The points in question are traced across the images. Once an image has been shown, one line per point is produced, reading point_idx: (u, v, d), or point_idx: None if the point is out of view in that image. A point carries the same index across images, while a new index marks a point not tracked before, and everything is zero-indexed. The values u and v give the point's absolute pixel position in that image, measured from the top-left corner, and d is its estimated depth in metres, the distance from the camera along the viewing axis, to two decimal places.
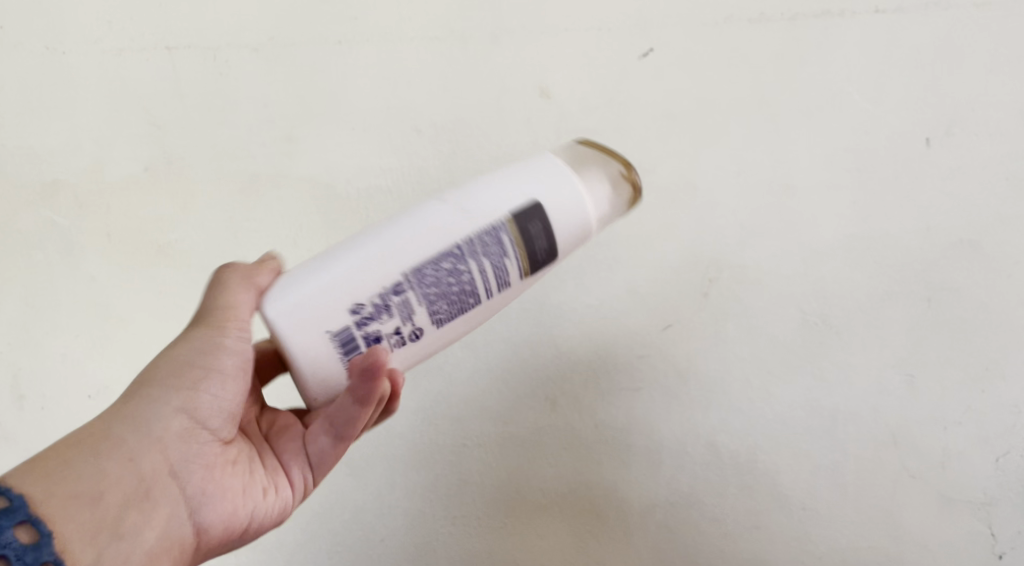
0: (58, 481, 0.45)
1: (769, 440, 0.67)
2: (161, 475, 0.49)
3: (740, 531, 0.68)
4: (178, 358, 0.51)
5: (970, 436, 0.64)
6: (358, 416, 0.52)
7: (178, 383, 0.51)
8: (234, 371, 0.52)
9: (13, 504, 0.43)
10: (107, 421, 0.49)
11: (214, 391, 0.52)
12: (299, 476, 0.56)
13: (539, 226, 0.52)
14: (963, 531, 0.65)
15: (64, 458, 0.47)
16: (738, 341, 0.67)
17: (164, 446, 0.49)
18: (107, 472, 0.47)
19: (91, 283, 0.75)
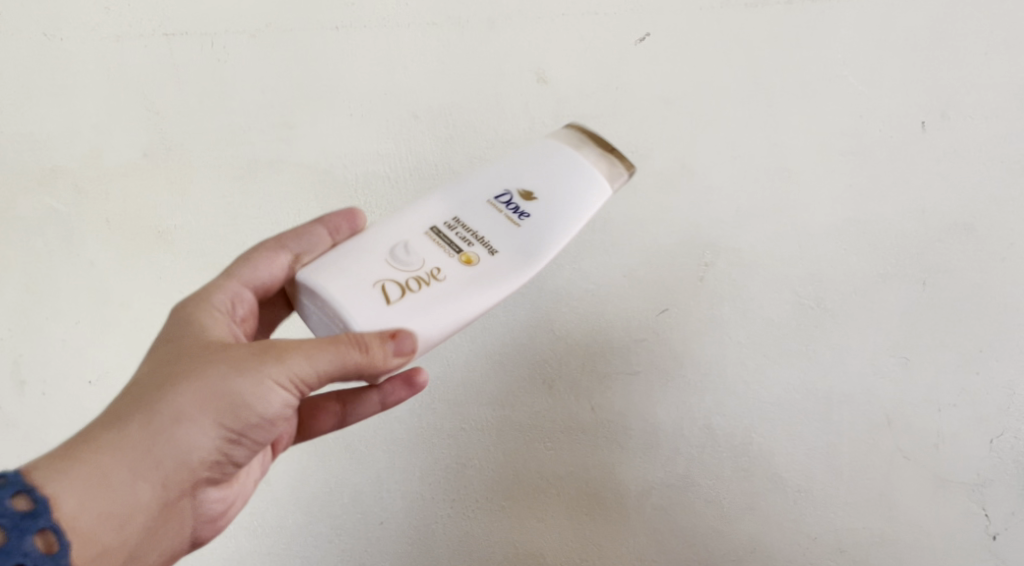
0: (88, 497, 0.46)
1: (764, 422, 0.67)
2: (181, 497, 0.51)
3: (736, 513, 0.68)
4: (241, 397, 0.49)
5: (965, 417, 0.64)
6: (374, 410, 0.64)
7: (229, 420, 0.49)
8: (280, 419, 0.52)
9: (38, 509, 0.43)
10: (147, 442, 0.48)
11: (260, 432, 0.52)
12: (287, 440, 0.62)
13: None
14: (957, 513, 0.65)
15: (97, 469, 0.46)
16: (734, 324, 0.67)
17: (192, 474, 0.51)
18: (138, 495, 0.48)
19: (91, 269, 0.76)
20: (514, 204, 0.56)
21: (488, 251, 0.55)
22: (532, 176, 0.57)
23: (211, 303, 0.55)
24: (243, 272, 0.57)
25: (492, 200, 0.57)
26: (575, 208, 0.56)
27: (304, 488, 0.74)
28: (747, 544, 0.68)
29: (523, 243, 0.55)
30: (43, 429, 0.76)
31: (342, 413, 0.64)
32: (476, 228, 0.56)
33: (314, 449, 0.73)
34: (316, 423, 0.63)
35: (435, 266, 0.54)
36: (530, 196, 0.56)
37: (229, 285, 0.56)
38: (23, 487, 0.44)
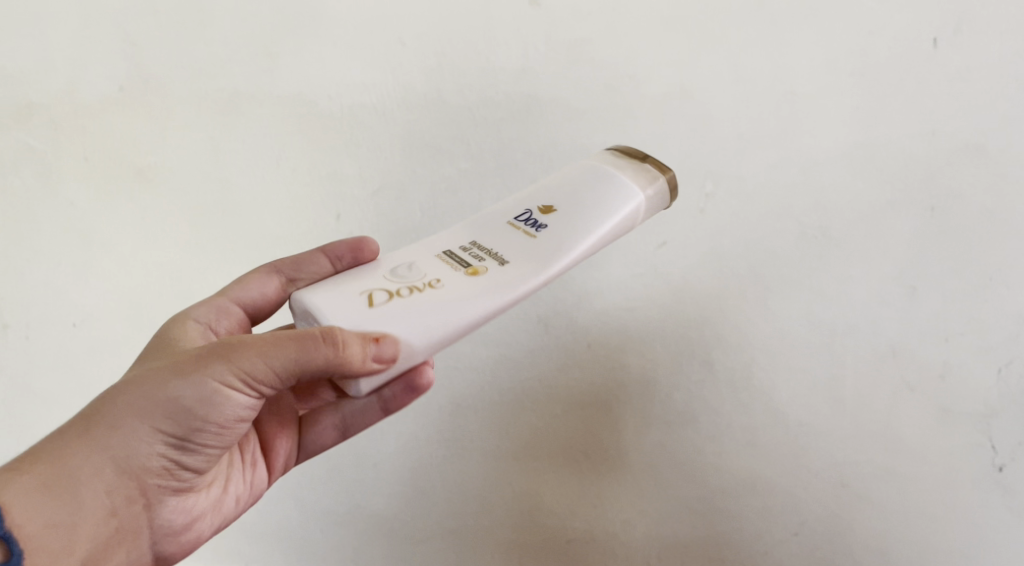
0: (35, 504, 0.47)
1: (765, 356, 0.65)
2: (133, 507, 0.51)
3: (735, 449, 0.67)
4: (179, 401, 0.49)
5: (972, 347, 0.62)
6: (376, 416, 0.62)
7: (172, 424, 0.49)
8: (236, 421, 0.51)
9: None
10: (94, 444, 0.49)
11: (208, 438, 0.51)
12: (283, 462, 0.62)
13: None
14: (962, 443, 0.63)
15: (43, 474, 0.47)
16: (735, 257, 0.65)
17: (141, 482, 0.51)
18: (83, 502, 0.49)
19: (71, 209, 0.73)
20: (532, 219, 0.55)
21: (497, 264, 0.53)
22: (558, 195, 0.56)
23: (192, 317, 0.59)
24: (235, 291, 0.61)
25: (513, 220, 0.55)
26: (590, 220, 0.54)
27: None
28: (746, 479, 0.67)
29: (530, 255, 0.53)
30: (32, 372, 0.76)
31: (341, 425, 0.63)
32: (492, 246, 0.54)
33: None
34: (314, 430, 0.63)
35: (434, 276, 0.53)
36: (548, 211, 0.55)
37: (219, 300, 0.60)
38: None
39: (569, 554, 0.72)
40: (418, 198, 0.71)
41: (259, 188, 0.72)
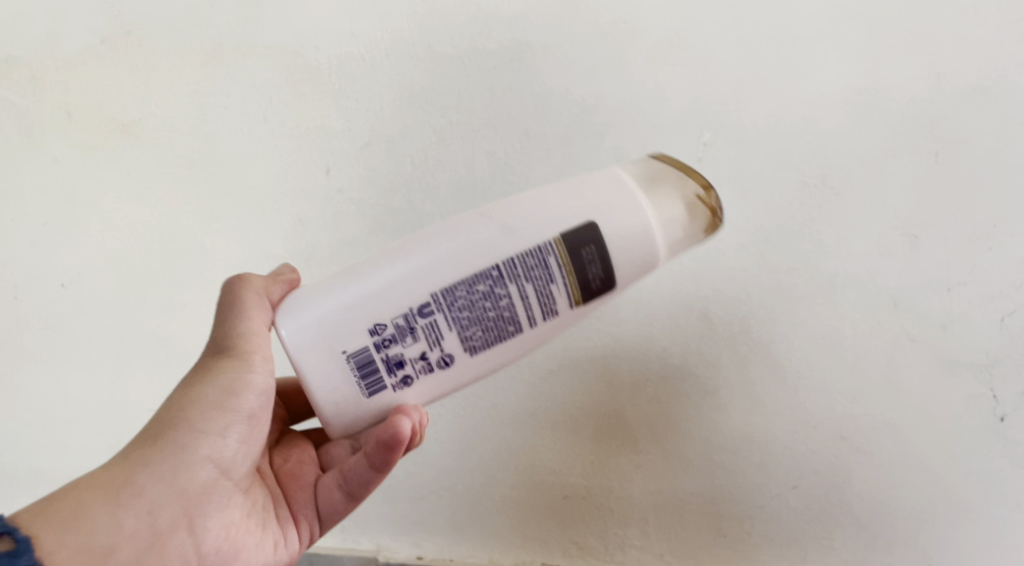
0: (70, 530, 0.47)
1: (763, 308, 0.64)
2: (176, 530, 0.50)
3: (734, 404, 0.65)
4: (206, 397, 0.51)
5: (974, 296, 0.61)
6: (373, 477, 0.56)
7: (202, 423, 0.51)
8: (255, 406, 0.53)
9: (18, 548, 0.45)
10: (126, 466, 0.49)
11: (236, 435, 0.53)
12: (308, 525, 0.58)
13: (591, 251, 0.52)
14: (964, 394, 0.62)
15: (79, 503, 0.48)
16: (733, 208, 0.64)
17: (184, 498, 0.50)
18: (122, 523, 0.48)
19: (55, 166, 0.72)
20: None
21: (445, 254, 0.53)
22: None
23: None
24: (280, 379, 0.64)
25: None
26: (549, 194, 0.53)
27: None
28: (744, 434, 0.66)
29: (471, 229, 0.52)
30: (19, 335, 0.75)
31: (347, 486, 0.57)
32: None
33: None
34: (322, 493, 0.58)
35: None
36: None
37: None
38: (6, 528, 0.45)
39: (561, 509, 0.70)
40: (408, 150, 0.69)
41: (245, 144, 0.70)
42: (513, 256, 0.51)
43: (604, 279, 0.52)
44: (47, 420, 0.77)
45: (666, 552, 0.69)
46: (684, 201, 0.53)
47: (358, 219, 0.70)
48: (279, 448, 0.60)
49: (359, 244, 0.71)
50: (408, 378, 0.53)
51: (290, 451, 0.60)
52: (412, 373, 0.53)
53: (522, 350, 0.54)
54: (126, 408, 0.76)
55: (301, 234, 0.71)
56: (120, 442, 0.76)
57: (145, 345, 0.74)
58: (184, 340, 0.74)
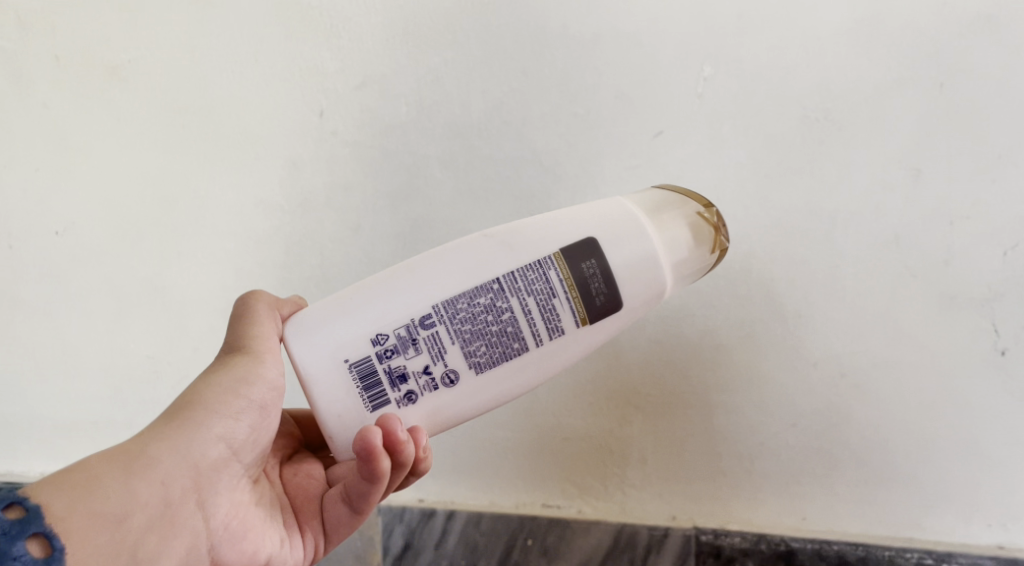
0: (82, 497, 0.45)
1: (763, 247, 0.64)
2: (187, 503, 0.49)
3: (734, 343, 0.65)
4: (221, 382, 0.52)
5: (977, 229, 0.60)
6: (366, 491, 0.53)
7: (217, 406, 0.51)
8: (269, 398, 0.54)
9: (28, 516, 0.44)
10: (140, 440, 0.49)
11: (249, 420, 0.53)
12: (311, 537, 0.57)
13: (593, 265, 0.53)
14: (965, 329, 0.61)
15: (90, 472, 0.47)
16: (733, 145, 0.63)
17: (197, 474, 0.50)
18: (136, 492, 0.47)
19: (44, 112, 0.71)
20: None
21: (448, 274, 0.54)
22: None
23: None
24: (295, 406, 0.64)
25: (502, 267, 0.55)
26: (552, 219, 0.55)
27: None
28: (745, 374, 0.65)
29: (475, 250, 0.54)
30: (14, 285, 0.75)
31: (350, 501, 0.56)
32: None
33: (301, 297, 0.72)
34: (328, 507, 0.57)
35: None
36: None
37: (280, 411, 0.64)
38: (15, 497, 0.44)
39: (560, 452, 0.70)
40: (403, 90, 0.67)
41: (236, 86, 0.69)
42: (515, 270, 0.53)
43: (609, 296, 0.54)
44: (45, 369, 0.76)
45: (666, 492, 0.68)
46: (686, 222, 0.56)
47: (353, 162, 0.69)
48: (289, 461, 0.59)
49: (354, 189, 0.69)
50: (412, 394, 0.53)
51: (301, 464, 0.59)
52: (416, 389, 0.53)
53: (527, 372, 0.54)
54: (125, 357, 0.75)
55: (295, 179, 0.70)
56: (120, 390, 0.76)
57: (141, 294, 0.74)
58: (181, 288, 0.73)
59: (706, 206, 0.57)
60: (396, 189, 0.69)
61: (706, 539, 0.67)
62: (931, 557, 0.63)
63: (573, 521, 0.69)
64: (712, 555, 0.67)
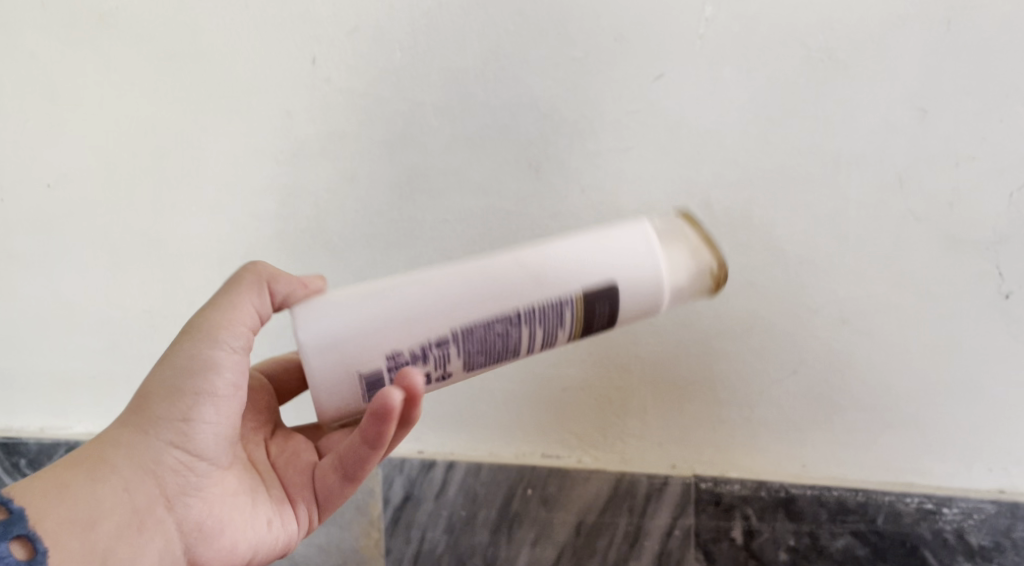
0: (52, 503, 0.49)
1: (765, 192, 0.63)
2: (155, 508, 0.52)
3: (735, 290, 0.64)
4: (171, 379, 0.52)
5: (984, 171, 0.59)
6: (364, 455, 0.55)
7: (168, 407, 0.52)
8: (227, 389, 0.53)
9: (12, 517, 0.48)
10: (105, 446, 0.52)
11: (206, 415, 0.53)
12: (304, 508, 0.58)
13: (604, 307, 0.54)
14: (968, 273, 0.61)
15: (61, 481, 0.50)
16: (735, 87, 0.62)
17: (157, 477, 0.52)
18: (102, 499, 0.50)
19: (32, 62, 0.70)
20: None
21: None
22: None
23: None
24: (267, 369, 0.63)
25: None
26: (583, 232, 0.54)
27: None
28: (745, 322, 0.65)
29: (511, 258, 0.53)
30: (10, 239, 0.75)
31: (343, 468, 0.57)
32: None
33: (296, 249, 0.72)
34: (320, 475, 0.58)
35: None
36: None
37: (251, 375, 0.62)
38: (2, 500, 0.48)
39: (560, 402, 0.69)
40: (397, 35, 0.65)
41: (226, 33, 0.67)
42: (536, 305, 0.52)
43: (608, 325, 0.54)
44: (44, 324, 0.77)
45: (666, 441, 0.68)
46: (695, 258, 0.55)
47: (347, 110, 0.68)
48: (274, 434, 0.60)
49: (349, 139, 0.68)
50: None
51: (286, 438, 0.60)
52: None
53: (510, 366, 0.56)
54: (121, 313, 0.75)
55: (288, 129, 0.69)
56: (117, 344, 0.76)
57: (135, 248, 0.73)
58: (175, 241, 0.73)
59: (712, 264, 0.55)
60: (390, 137, 0.68)
61: (705, 487, 0.67)
62: (931, 501, 0.63)
63: (573, 471, 0.69)
64: (711, 502, 0.67)
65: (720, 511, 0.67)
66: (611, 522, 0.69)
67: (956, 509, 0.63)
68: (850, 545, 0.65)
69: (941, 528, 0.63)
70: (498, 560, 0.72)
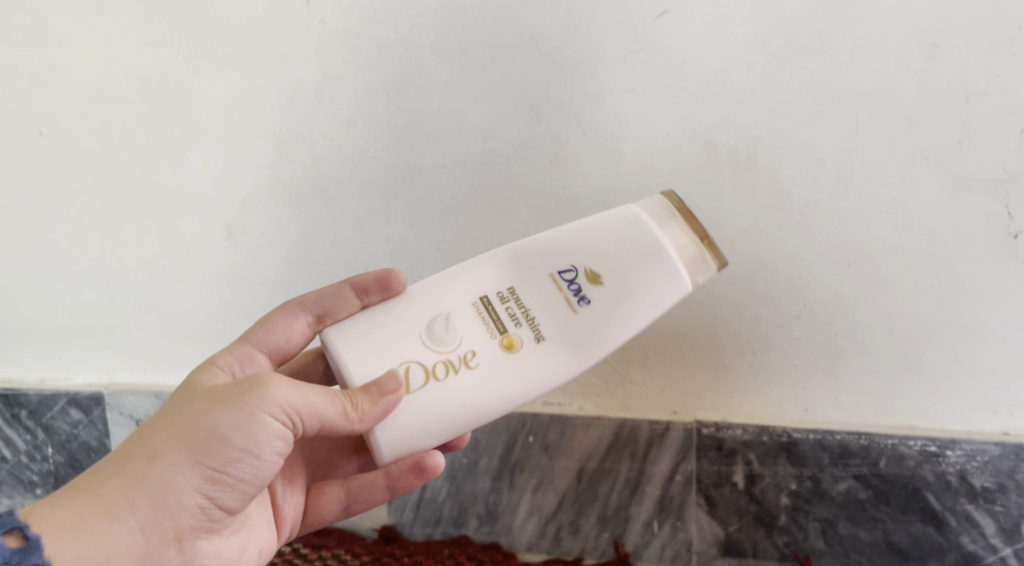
0: (70, 538, 0.48)
1: (770, 133, 0.61)
2: (166, 549, 0.51)
3: (738, 234, 0.64)
4: (217, 433, 0.50)
5: (994, 107, 0.58)
6: (380, 497, 0.65)
7: (206, 459, 0.50)
8: (267, 454, 0.51)
9: (29, 545, 0.47)
10: (126, 478, 0.50)
11: (239, 474, 0.51)
12: (291, 527, 0.62)
13: None
14: (976, 214, 0.59)
15: (78, 512, 0.49)
16: (741, 23, 0.60)
17: (174, 521, 0.51)
18: (117, 538, 0.49)
19: (19, 4, 0.68)
20: (577, 286, 0.55)
21: (532, 339, 0.55)
22: (603, 259, 0.55)
23: (219, 364, 0.57)
24: (259, 336, 0.60)
25: (556, 275, 0.56)
26: (650, 301, 0.54)
27: (281, 235, 0.71)
28: (747, 267, 0.64)
29: (572, 333, 0.55)
30: (5, 188, 0.74)
31: (346, 499, 0.65)
32: (528, 307, 0.55)
33: (292, 197, 0.70)
34: (320, 497, 0.64)
35: (470, 351, 0.55)
36: (596, 281, 0.55)
37: (243, 348, 0.59)
38: (18, 526, 0.47)
39: None
40: None
41: None
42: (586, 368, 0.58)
43: None
44: (39, 275, 0.76)
45: (665, 387, 0.67)
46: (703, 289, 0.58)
47: (341, 53, 0.66)
48: None
49: (345, 83, 0.66)
50: None
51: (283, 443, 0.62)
52: None
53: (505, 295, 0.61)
54: (118, 264, 0.75)
55: (282, 73, 0.67)
56: (115, 296, 0.76)
57: (131, 198, 0.72)
58: (170, 190, 0.72)
59: (718, 267, 0.55)
60: (386, 80, 0.66)
61: (707, 432, 0.67)
62: (934, 444, 0.63)
63: (572, 418, 0.69)
64: (713, 448, 0.67)
65: (721, 456, 0.67)
66: (612, 468, 0.69)
67: (960, 452, 0.63)
68: (852, 489, 0.65)
69: (944, 470, 0.63)
70: (500, 507, 0.72)
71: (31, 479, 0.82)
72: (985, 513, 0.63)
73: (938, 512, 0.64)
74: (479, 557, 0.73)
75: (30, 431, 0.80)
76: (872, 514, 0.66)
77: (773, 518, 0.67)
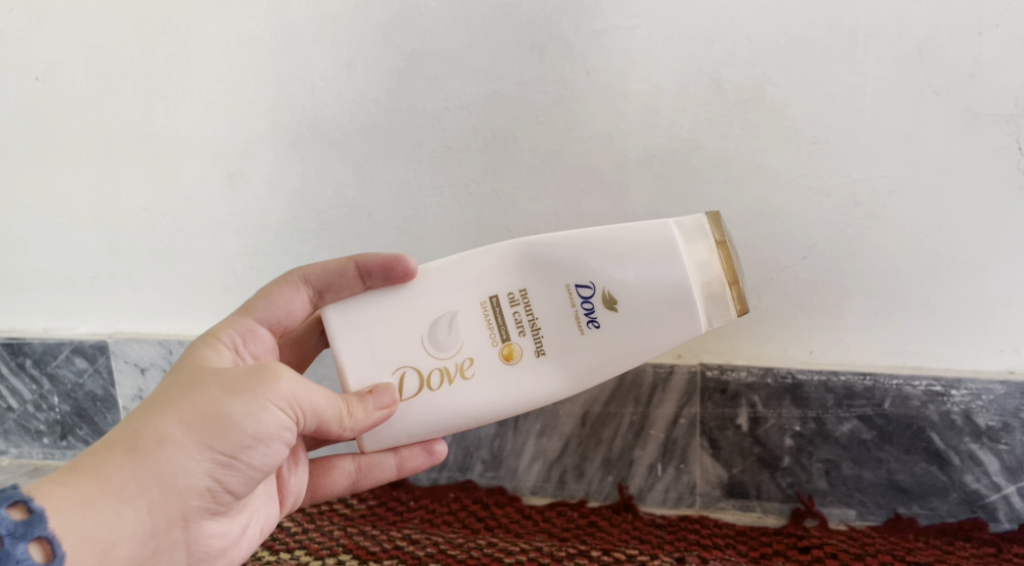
0: (77, 517, 0.46)
1: (778, 69, 0.60)
2: (171, 528, 0.50)
3: (744, 174, 0.63)
4: (230, 421, 0.49)
5: (1007, 39, 0.56)
6: (386, 476, 0.63)
7: (218, 445, 0.49)
8: (276, 443, 0.51)
9: (33, 518, 0.45)
10: (133, 459, 0.48)
11: (248, 461, 0.50)
12: (296, 497, 0.61)
13: None
14: (987, 150, 0.59)
15: (85, 491, 0.47)
16: None
17: (182, 503, 0.50)
18: (124, 518, 0.48)
19: None
20: (591, 308, 0.55)
21: (532, 352, 0.56)
22: (620, 280, 0.54)
23: (220, 338, 0.56)
24: (261, 310, 0.59)
25: (571, 288, 0.55)
26: (657, 331, 0.54)
27: (281, 182, 0.70)
28: (754, 207, 0.63)
29: (571, 353, 0.55)
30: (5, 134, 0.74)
31: (355, 475, 0.64)
32: (535, 316, 0.55)
33: (291, 141, 0.69)
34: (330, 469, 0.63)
35: (468, 360, 0.56)
36: (610, 306, 0.54)
37: (245, 322, 0.58)
38: (21, 498, 0.45)
39: None
40: None
41: None
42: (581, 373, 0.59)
43: None
44: (41, 224, 0.76)
45: None
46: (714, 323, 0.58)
47: None
48: None
49: (344, 23, 0.65)
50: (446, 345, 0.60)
51: None
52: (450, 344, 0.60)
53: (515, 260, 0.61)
54: (118, 212, 0.74)
55: (280, 13, 0.66)
56: (116, 245, 0.75)
57: (129, 145, 0.72)
58: (168, 136, 0.71)
59: (737, 313, 0.55)
60: (386, 20, 0.65)
61: (711, 375, 0.66)
62: (940, 384, 0.63)
63: None
64: (717, 391, 0.67)
65: (725, 398, 0.67)
66: (615, 413, 0.69)
67: (965, 391, 0.62)
68: (857, 429, 0.65)
69: (949, 409, 0.63)
70: (504, 452, 0.73)
71: (38, 427, 0.82)
72: (989, 452, 0.63)
73: (941, 450, 0.64)
74: (484, 500, 0.73)
75: (36, 381, 0.80)
76: (875, 453, 0.66)
77: (776, 459, 0.68)
